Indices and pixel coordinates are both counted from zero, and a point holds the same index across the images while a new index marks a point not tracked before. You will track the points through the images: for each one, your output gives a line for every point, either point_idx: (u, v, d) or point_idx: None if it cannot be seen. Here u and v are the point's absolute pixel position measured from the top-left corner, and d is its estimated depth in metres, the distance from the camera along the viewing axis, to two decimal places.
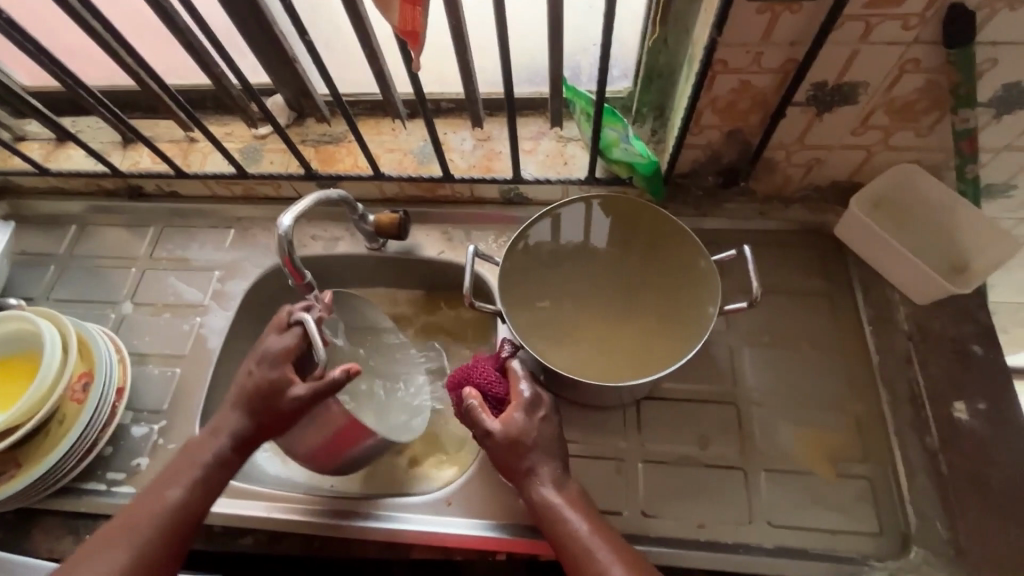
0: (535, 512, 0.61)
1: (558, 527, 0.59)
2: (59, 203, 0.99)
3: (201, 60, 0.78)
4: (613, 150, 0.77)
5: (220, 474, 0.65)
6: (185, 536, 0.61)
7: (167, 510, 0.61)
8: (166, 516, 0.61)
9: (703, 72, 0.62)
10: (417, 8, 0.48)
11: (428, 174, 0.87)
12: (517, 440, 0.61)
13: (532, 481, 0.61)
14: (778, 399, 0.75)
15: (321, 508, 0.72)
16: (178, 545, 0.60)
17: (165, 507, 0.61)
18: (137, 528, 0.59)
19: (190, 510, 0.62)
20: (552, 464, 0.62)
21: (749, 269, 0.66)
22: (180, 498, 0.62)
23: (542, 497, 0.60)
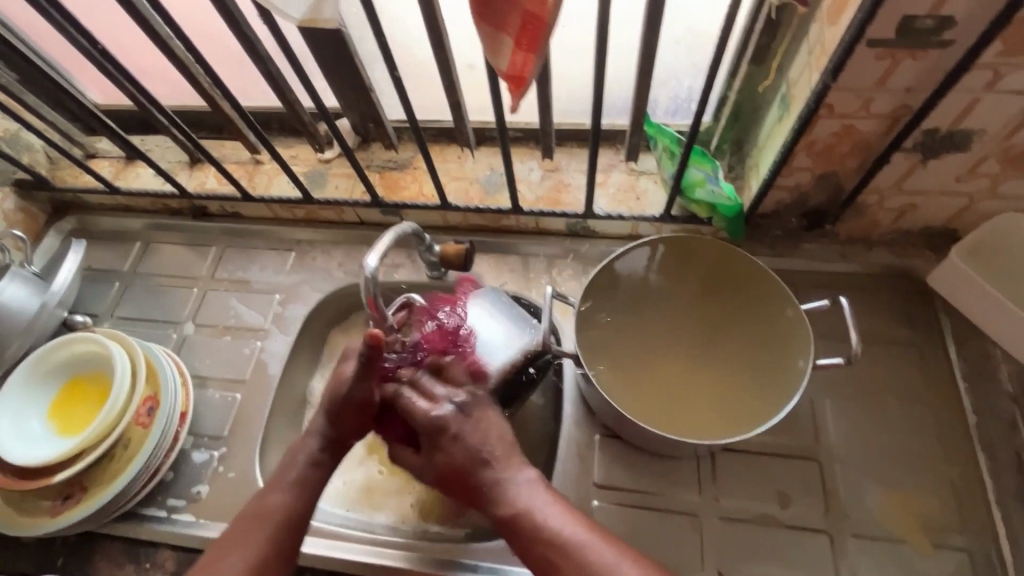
0: (493, 514, 0.58)
1: (523, 531, 0.56)
2: (125, 220, 1.00)
3: (278, 87, 0.77)
4: (696, 190, 0.75)
5: (312, 472, 0.63)
6: (298, 536, 0.61)
7: (279, 512, 0.60)
8: (279, 517, 0.60)
9: (807, 117, 0.59)
10: (531, 55, 0.46)
11: (496, 205, 0.85)
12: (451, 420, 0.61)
13: (495, 491, 0.58)
14: (865, 458, 0.71)
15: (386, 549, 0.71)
16: (293, 547, 0.60)
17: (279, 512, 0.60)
18: (252, 530, 0.59)
19: (298, 511, 0.61)
20: (506, 459, 0.60)
21: (847, 320, 0.63)
22: (287, 501, 0.61)
23: (512, 508, 0.57)
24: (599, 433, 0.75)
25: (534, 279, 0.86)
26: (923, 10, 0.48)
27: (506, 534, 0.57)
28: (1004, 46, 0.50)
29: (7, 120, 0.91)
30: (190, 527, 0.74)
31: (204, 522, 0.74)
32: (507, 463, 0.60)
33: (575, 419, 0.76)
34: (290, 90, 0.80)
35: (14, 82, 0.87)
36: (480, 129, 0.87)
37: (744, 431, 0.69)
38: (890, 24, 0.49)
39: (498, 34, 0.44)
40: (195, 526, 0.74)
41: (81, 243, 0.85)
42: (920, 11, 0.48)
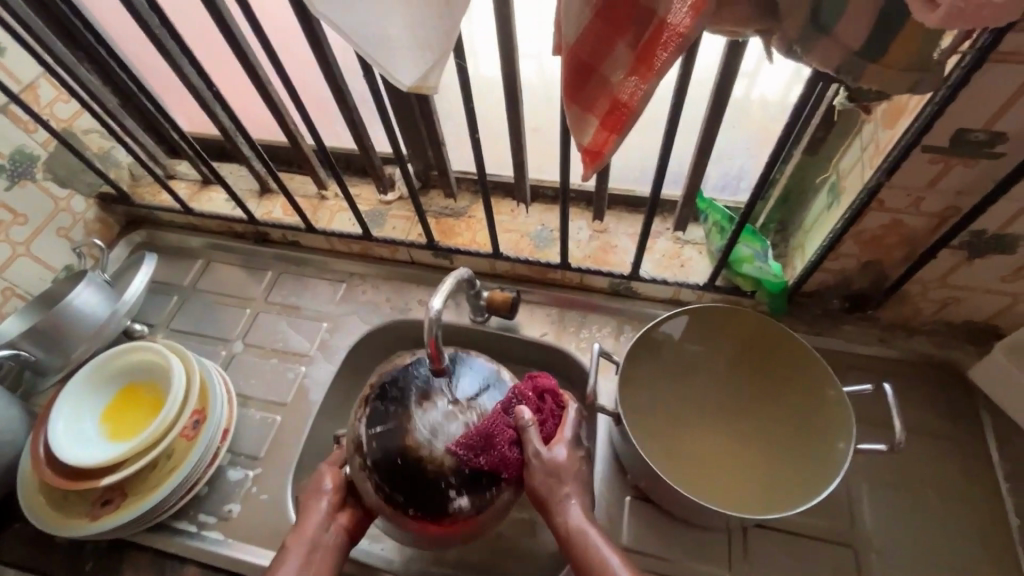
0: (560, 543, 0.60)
1: (587, 561, 0.57)
2: (190, 238, 1.06)
3: (358, 134, 0.84)
4: (744, 265, 0.78)
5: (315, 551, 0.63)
6: None
7: None
8: None
9: (859, 209, 0.63)
10: (613, 135, 0.49)
11: (545, 259, 0.89)
12: (562, 469, 0.61)
13: (563, 504, 0.60)
14: (901, 550, 0.70)
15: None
16: None
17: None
18: None
19: None
20: (584, 496, 0.62)
21: (891, 408, 0.63)
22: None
23: (572, 521, 0.59)
24: (630, 494, 0.76)
25: (573, 333, 0.89)
26: (976, 126, 0.52)
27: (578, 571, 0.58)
28: None
29: (104, 138, 0.99)
30: (218, 545, 0.75)
31: (233, 543, 0.75)
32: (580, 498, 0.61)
33: (605, 477, 0.77)
34: (366, 137, 0.86)
35: (118, 106, 0.95)
36: (535, 186, 0.92)
37: (776, 504, 0.70)
38: (945, 134, 0.53)
39: (585, 115, 0.49)
40: (223, 544, 0.75)
41: (154, 256, 0.90)
42: (973, 126, 0.52)
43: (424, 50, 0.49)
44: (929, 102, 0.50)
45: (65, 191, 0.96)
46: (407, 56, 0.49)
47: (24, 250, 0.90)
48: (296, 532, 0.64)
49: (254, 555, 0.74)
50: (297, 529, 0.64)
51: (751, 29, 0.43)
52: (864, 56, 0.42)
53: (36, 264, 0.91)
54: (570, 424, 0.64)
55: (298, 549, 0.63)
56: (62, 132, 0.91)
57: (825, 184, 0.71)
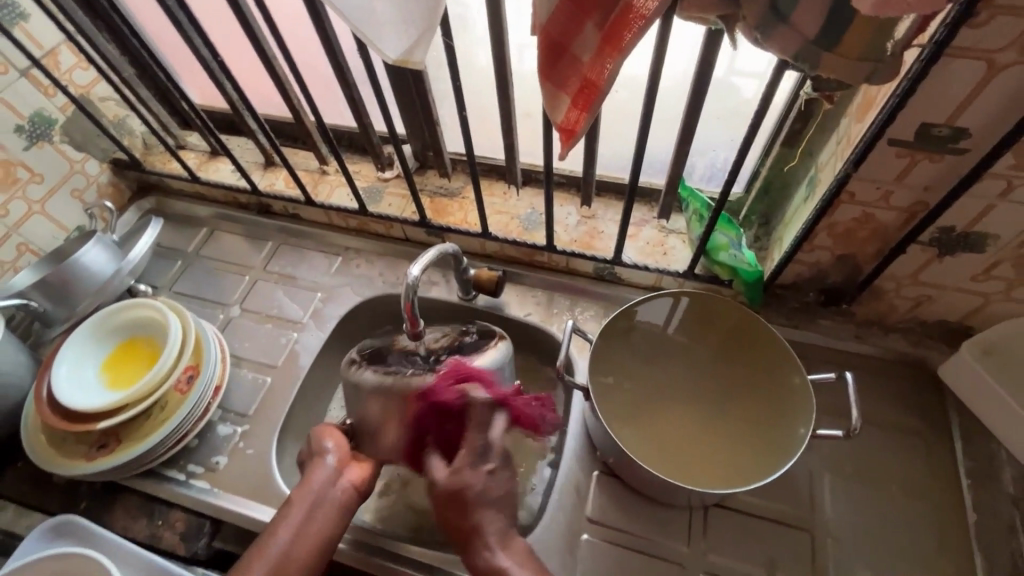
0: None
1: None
2: (197, 207, 1.11)
3: (357, 110, 0.88)
4: (720, 253, 0.80)
5: (321, 512, 0.63)
6: None
7: (279, 553, 0.59)
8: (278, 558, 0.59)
9: (829, 200, 0.64)
10: (584, 113, 0.52)
11: (532, 241, 0.92)
12: (459, 494, 0.59)
13: (481, 541, 0.58)
14: (858, 537, 0.72)
15: (397, 552, 0.74)
16: None
17: (279, 548, 0.60)
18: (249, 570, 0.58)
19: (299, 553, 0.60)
20: (503, 530, 0.59)
21: (851, 396, 0.64)
22: (287, 542, 0.60)
23: (490, 561, 0.57)
24: (599, 470, 0.78)
25: (556, 315, 0.92)
26: (939, 120, 0.53)
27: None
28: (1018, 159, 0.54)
29: (119, 107, 1.04)
30: (203, 494, 0.79)
31: (217, 492, 0.79)
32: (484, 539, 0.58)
33: (577, 453, 0.80)
34: (365, 114, 0.90)
35: (133, 76, 0.99)
36: (527, 170, 0.95)
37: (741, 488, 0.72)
38: (909, 127, 0.54)
39: (559, 92, 0.52)
40: (208, 493, 0.79)
41: (159, 220, 0.94)
42: (937, 120, 0.53)
43: (408, 24, 0.52)
44: (893, 93, 0.52)
45: (81, 155, 1.00)
46: (392, 30, 0.52)
47: (39, 208, 0.94)
48: (302, 487, 0.65)
49: (236, 504, 0.78)
50: (302, 485, 0.65)
51: (713, 15, 0.46)
52: (819, 45, 0.44)
53: (49, 223, 0.96)
54: (485, 426, 0.62)
55: (300, 506, 0.63)
56: (80, 98, 0.96)
57: (803, 177, 0.73)
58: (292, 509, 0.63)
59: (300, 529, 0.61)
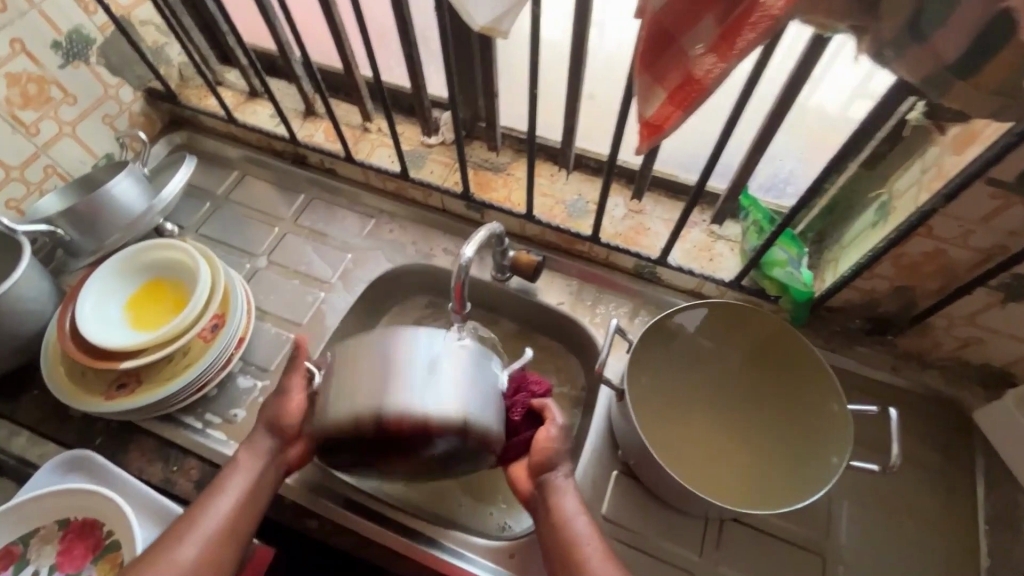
0: (544, 519, 0.63)
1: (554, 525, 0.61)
2: (229, 148, 1.07)
3: (413, 69, 0.83)
4: (776, 268, 0.77)
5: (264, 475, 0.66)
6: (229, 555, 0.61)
7: (218, 517, 0.62)
8: (216, 522, 0.62)
9: (906, 231, 0.62)
10: (678, 112, 0.49)
11: (576, 229, 0.89)
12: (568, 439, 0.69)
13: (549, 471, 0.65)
14: (870, 568, 0.72)
15: (405, 523, 0.74)
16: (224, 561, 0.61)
17: (216, 512, 0.62)
18: (189, 531, 0.60)
19: (238, 518, 0.63)
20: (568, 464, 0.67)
21: (893, 433, 0.63)
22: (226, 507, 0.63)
23: (553, 482, 0.64)
24: (617, 469, 0.78)
25: (590, 307, 0.90)
26: None
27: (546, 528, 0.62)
28: None
29: (159, 33, 0.99)
30: (219, 445, 0.78)
31: (233, 445, 0.78)
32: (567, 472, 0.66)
33: (598, 451, 0.79)
34: (420, 75, 0.85)
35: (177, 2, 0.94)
36: (579, 155, 0.91)
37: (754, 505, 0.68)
38: (1012, 169, 0.52)
39: (654, 85, 0.49)
40: (224, 445, 0.78)
41: (194, 159, 0.90)
42: None
43: None
44: (1006, 131, 0.49)
45: (116, 80, 0.96)
46: None
47: (70, 131, 0.91)
48: (249, 450, 0.67)
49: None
50: (250, 449, 0.67)
51: (843, 23, 0.42)
52: (954, 73, 0.41)
53: (79, 147, 0.93)
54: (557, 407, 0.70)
55: (237, 472, 0.65)
56: (121, 19, 0.91)
57: (875, 201, 0.70)
58: (222, 478, 0.65)
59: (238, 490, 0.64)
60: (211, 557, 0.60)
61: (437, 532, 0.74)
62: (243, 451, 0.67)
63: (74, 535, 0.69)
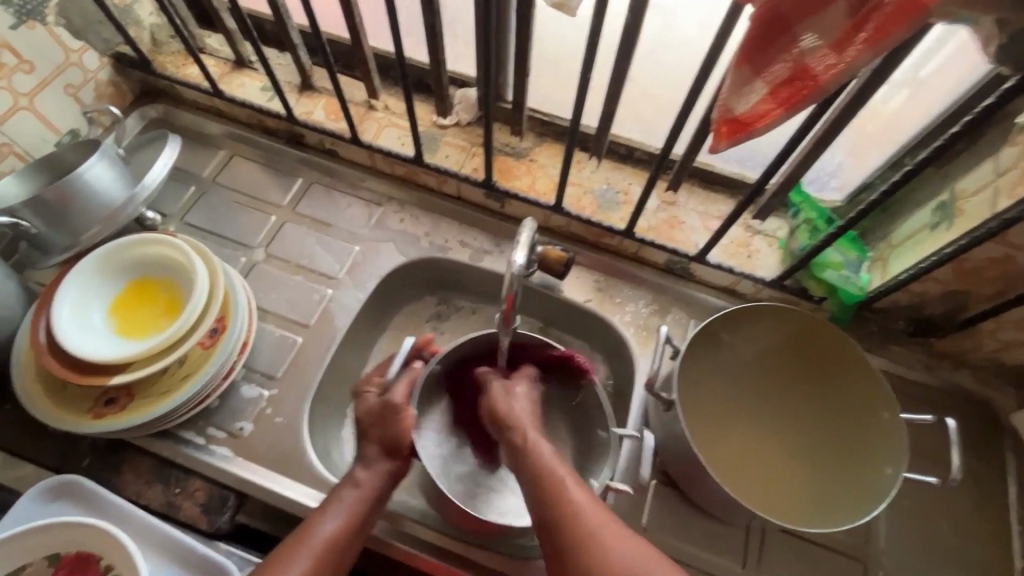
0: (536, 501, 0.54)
1: (529, 459, 0.56)
2: (214, 125, 0.95)
3: (433, 41, 0.74)
4: (827, 270, 0.74)
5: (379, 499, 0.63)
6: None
7: (323, 540, 0.58)
8: (322, 547, 0.58)
9: (979, 237, 0.59)
10: (780, 110, 0.43)
11: (607, 222, 0.83)
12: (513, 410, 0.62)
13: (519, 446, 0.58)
14: (909, 572, 0.71)
15: (437, 545, 0.70)
16: None
17: (322, 535, 0.59)
18: (299, 551, 0.57)
19: (345, 544, 0.59)
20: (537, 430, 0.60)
21: (953, 444, 0.61)
22: (333, 531, 0.59)
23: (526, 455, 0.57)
24: (656, 477, 0.75)
25: (619, 305, 0.85)
26: None
27: (520, 474, 0.57)
28: None
29: None
30: (226, 463, 0.71)
31: (242, 462, 0.71)
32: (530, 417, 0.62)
33: (635, 457, 0.76)
34: (440, 48, 0.76)
35: None
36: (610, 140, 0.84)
37: (796, 521, 0.67)
38: None
39: (755, 78, 0.42)
40: (231, 462, 0.71)
41: (179, 139, 0.79)
42: None
43: None
44: None
45: (78, 44, 0.83)
46: None
47: (28, 104, 0.78)
48: (368, 469, 0.64)
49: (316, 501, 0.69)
50: (365, 469, 0.64)
51: (990, 16, 0.37)
52: None
53: (39, 123, 0.80)
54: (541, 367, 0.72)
55: (355, 491, 0.62)
56: None
57: (935, 200, 0.67)
58: (342, 496, 0.62)
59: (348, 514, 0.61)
60: None
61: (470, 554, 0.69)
62: (361, 470, 0.64)
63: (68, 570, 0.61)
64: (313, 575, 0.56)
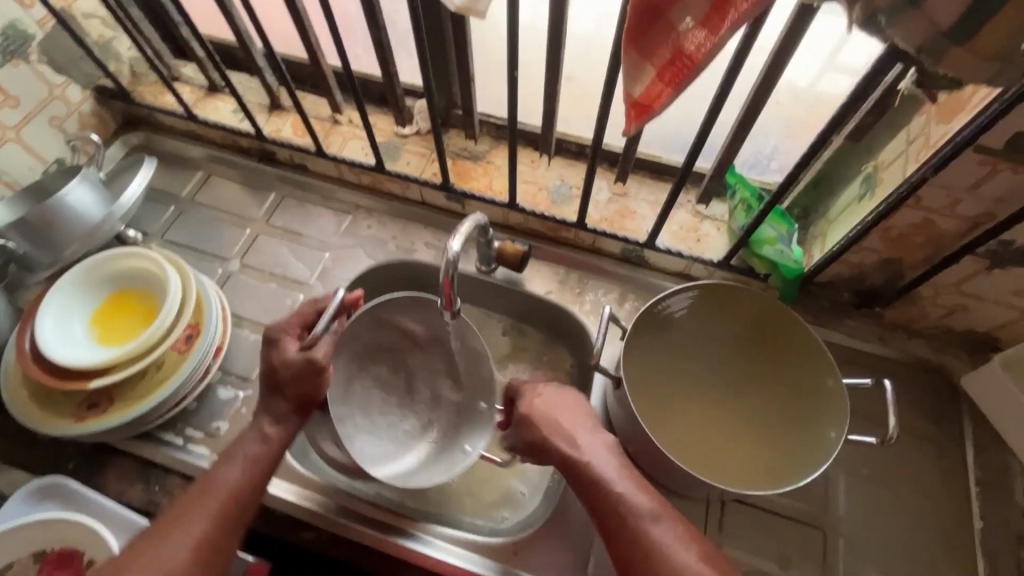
0: (604, 516, 0.59)
1: (638, 544, 0.56)
2: (191, 148, 1.01)
3: (383, 56, 0.80)
4: (765, 246, 0.77)
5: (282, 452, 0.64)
6: (236, 527, 0.59)
7: (225, 491, 0.59)
8: (224, 496, 0.59)
9: (895, 203, 0.61)
10: (668, 88, 0.47)
11: (561, 215, 0.87)
12: (578, 428, 0.64)
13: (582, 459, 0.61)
14: (869, 537, 0.73)
15: (405, 529, 0.71)
16: (233, 533, 0.59)
17: (224, 487, 0.59)
18: (199, 504, 0.58)
19: (248, 494, 0.60)
20: (603, 438, 0.64)
21: (889, 404, 0.63)
22: (236, 480, 0.60)
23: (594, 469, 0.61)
24: None
25: (579, 295, 0.88)
26: None
27: (587, 496, 0.60)
28: None
29: (105, 26, 0.92)
30: (202, 461, 0.75)
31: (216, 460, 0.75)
32: (617, 456, 0.63)
33: None
34: (392, 62, 0.82)
35: None
36: (561, 139, 0.88)
37: (736, 485, 0.69)
38: (1002, 137, 0.51)
39: (643, 63, 0.46)
40: (207, 460, 0.75)
41: (154, 160, 0.85)
42: None
43: None
44: (997, 98, 0.49)
45: (60, 79, 0.89)
46: None
47: (14, 136, 0.84)
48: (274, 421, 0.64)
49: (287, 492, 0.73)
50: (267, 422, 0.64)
51: None
52: (948, 40, 0.40)
53: (26, 154, 0.86)
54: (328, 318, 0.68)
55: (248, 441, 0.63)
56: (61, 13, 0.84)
57: (864, 173, 0.69)
58: (248, 443, 0.63)
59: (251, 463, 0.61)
60: (215, 533, 0.57)
61: (432, 534, 0.71)
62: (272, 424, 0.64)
63: (52, 567, 0.65)
64: (216, 526, 0.57)
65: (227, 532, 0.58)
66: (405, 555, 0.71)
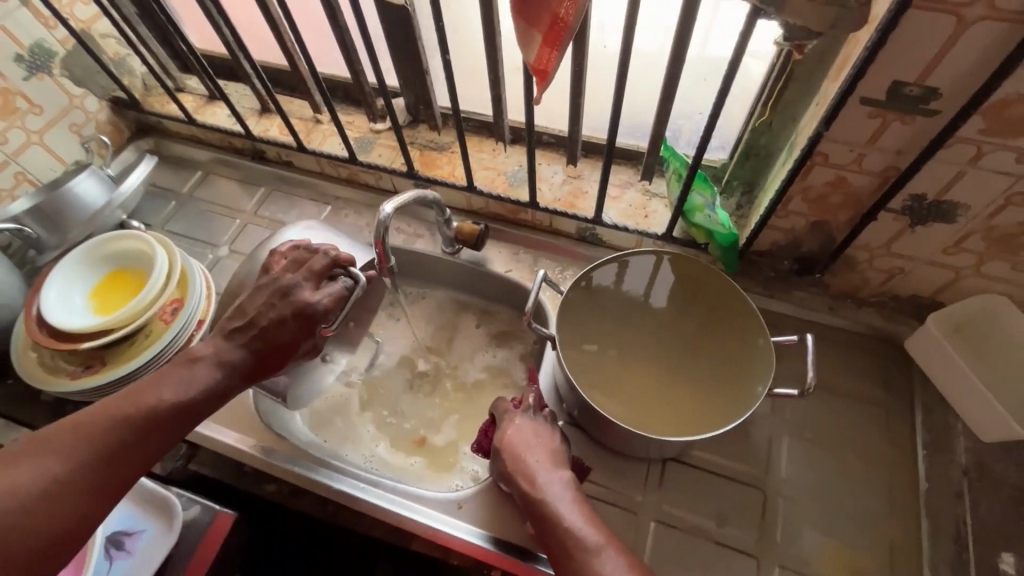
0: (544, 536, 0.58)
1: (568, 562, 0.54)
2: (193, 150, 1.13)
3: (350, 57, 0.88)
4: (697, 214, 0.82)
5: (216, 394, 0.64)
6: (139, 452, 0.57)
7: (143, 410, 0.58)
8: (139, 414, 0.58)
9: (802, 160, 0.65)
10: (554, 51, 0.53)
11: (516, 197, 0.93)
12: (547, 455, 0.66)
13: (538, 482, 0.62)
14: (811, 497, 0.73)
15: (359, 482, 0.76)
16: (134, 456, 0.57)
17: (145, 405, 0.59)
18: (110, 417, 0.57)
19: (162, 419, 0.59)
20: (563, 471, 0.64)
21: (809, 356, 0.65)
22: (162, 400, 0.60)
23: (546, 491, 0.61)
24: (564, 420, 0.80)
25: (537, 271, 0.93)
26: (910, 79, 0.53)
27: (534, 518, 0.60)
28: (987, 124, 0.54)
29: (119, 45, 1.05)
30: None
31: None
32: (568, 483, 0.62)
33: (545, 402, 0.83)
34: (358, 63, 0.91)
35: (133, 14, 0.99)
36: (516, 127, 0.95)
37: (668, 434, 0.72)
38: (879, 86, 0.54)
39: (530, 29, 0.52)
40: None
41: (153, 156, 0.95)
42: (908, 78, 0.53)
43: None
44: (864, 50, 0.52)
45: (80, 91, 1.02)
46: None
47: (37, 139, 0.96)
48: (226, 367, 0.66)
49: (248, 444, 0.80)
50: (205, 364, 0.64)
51: None
52: None
53: (48, 155, 0.99)
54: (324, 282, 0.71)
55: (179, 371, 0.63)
56: (81, 33, 0.97)
57: (789, 142, 0.72)
58: (191, 382, 0.62)
59: (179, 391, 0.62)
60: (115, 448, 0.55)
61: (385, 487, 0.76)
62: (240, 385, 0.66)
63: None
64: (118, 443, 0.56)
65: (127, 455, 0.56)
66: (357, 505, 0.76)
